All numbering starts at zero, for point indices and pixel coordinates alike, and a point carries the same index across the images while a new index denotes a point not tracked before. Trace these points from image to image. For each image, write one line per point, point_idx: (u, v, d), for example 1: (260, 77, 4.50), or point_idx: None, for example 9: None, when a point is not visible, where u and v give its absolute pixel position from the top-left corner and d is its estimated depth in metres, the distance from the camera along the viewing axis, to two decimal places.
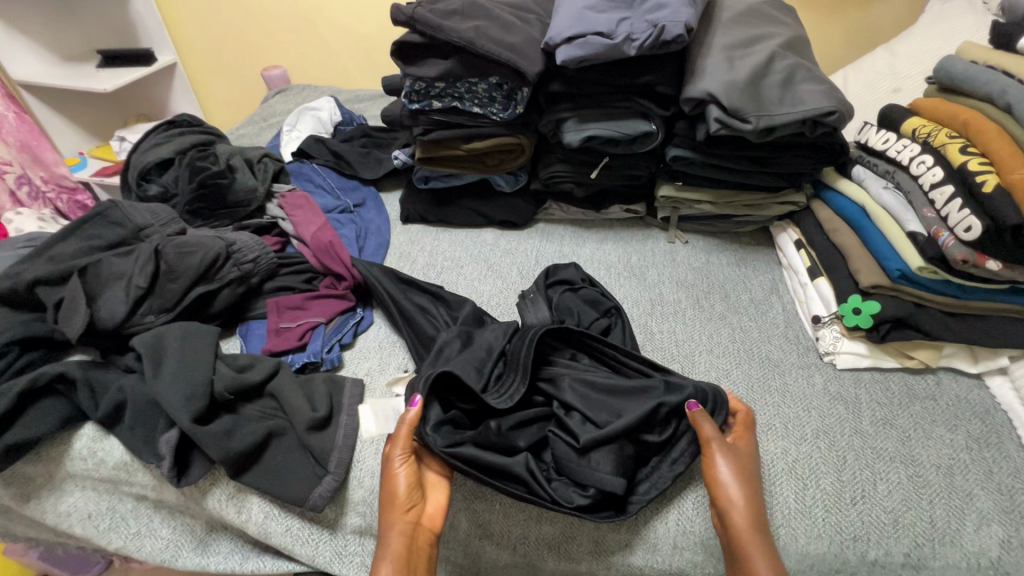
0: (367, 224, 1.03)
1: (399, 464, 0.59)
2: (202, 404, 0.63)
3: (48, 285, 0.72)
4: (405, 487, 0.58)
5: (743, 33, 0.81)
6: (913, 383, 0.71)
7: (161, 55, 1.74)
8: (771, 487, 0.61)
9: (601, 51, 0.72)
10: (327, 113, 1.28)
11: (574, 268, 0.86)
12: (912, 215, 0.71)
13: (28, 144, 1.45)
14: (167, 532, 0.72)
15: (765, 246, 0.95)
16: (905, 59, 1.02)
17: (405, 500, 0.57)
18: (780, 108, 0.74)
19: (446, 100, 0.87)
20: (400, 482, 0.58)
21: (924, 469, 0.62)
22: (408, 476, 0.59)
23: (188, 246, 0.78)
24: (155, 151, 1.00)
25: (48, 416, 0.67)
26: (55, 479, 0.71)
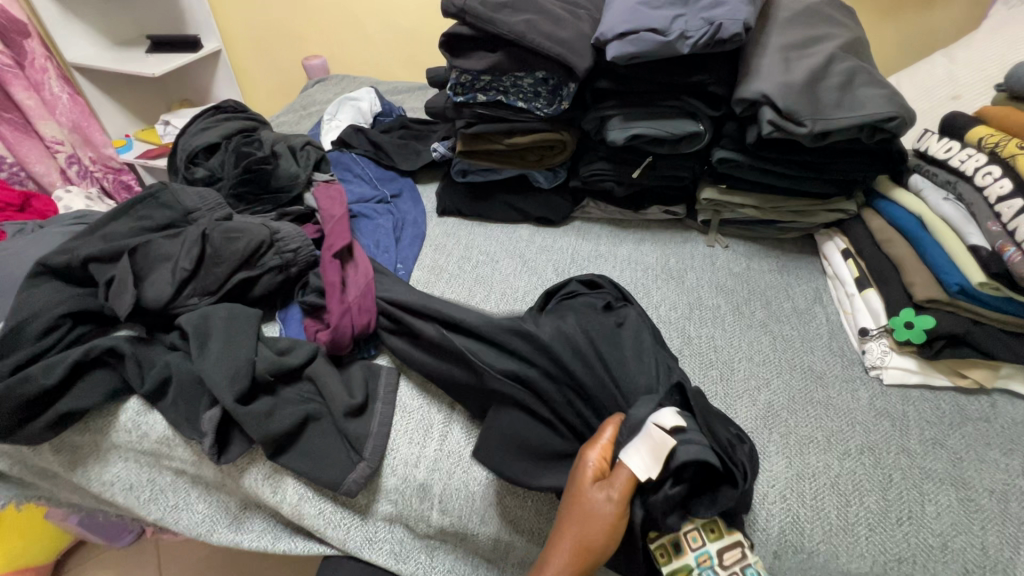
0: (403, 215, 1.03)
1: (609, 501, 0.52)
2: (245, 385, 0.65)
3: (99, 262, 0.75)
4: (605, 530, 0.50)
5: (800, 33, 0.79)
6: (966, 403, 0.68)
7: (207, 41, 1.77)
8: (813, 501, 0.59)
9: (654, 48, 0.71)
10: (367, 103, 1.29)
11: (610, 281, 0.80)
12: (975, 229, 0.69)
13: (80, 125, 1.49)
14: (203, 507, 0.75)
15: (809, 254, 0.92)
16: (966, 65, 0.97)
17: (596, 540, 0.50)
18: (838, 112, 0.71)
19: (491, 93, 0.87)
20: (603, 522, 0.51)
21: (976, 493, 0.59)
22: (608, 519, 0.51)
23: (235, 231, 0.80)
24: (202, 135, 1.02)
25: (97, 387, 0.69)
26: (101, 449, 0.73)
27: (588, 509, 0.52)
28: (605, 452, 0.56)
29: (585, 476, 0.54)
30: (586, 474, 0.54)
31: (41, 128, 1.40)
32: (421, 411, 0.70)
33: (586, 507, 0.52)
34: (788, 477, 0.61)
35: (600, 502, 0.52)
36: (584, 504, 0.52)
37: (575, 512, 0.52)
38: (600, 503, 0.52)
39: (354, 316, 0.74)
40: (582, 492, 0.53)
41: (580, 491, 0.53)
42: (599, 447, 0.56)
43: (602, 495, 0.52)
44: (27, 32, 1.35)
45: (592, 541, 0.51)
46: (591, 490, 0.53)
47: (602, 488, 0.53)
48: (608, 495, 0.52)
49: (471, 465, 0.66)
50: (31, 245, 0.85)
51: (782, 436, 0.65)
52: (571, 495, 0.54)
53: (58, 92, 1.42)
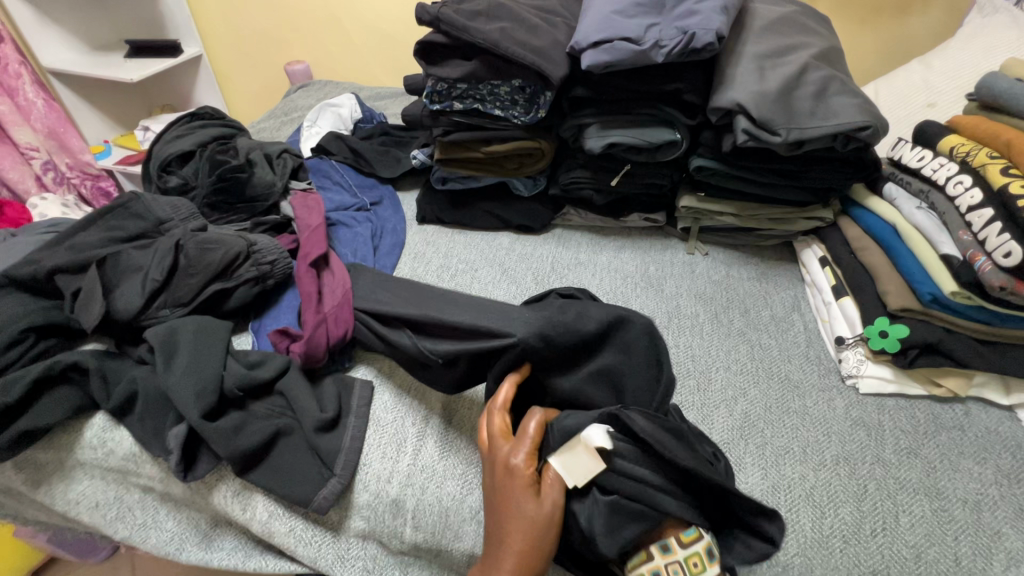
0: (383, 223, 1.02)
1: (546, 505, 0.50)
2: (212, 400, 0.63)
3: (65, 274, 0.73)
4: (545, 536, 0.49)
5: (775, 42, 0.79)
6: (940, 412, 0.68)
7: (188, 46, 1.76)
8: (787, 514, 0.59)
9: (628, 57, 0.71)
10: (348, 110, 1.28)
11: (590, 293, 0.79)
12: (947, 238, 0.69)
13: (55, 130, 1.46)
14: (172, 525, 0.73)
15: (788, 261, 0.92)
16: (940, 73, 0.98)
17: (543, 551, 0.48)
18: (813, 121, 0.71)
19: (467, 102, 0.86)
20: (544, 528, 0.49)
21: (950, 502, 0.59)
22: (548, 524, 0.49)
23: (211, 242, 0.78)
24: (176, 143, 1.00)
25: (60, 404, 0.67)
26: (66, 467, 0.71)
27: (529, 520, 0.49)
28: (532, 453, 0.53)
29: (516, 484, 0.51)
30: (514, 479, 0.51)
31: (14, 134, 1.36)
32: (394, 425, 0.69)
33: (527, 518, 0.49)
34: (763, 489, 0.61)
35: (540, 508, 0.49)
36: (520, 515, 0.49)
37: (518, 528, 0.49)
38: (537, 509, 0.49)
39: (331, 327, 0.73)
40: (521, 501, 0.50)
41: (516, 501, 0.50)
42: (524, 448, 0.53)
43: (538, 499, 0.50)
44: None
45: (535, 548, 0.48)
46: (524, 497, 0.50)
47: (540, 493, 0.50)
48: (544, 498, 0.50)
49: (446, 479, 0.65)
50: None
51: (758, 447, 0.65)
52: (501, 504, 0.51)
53: (32, 98, 1.39)
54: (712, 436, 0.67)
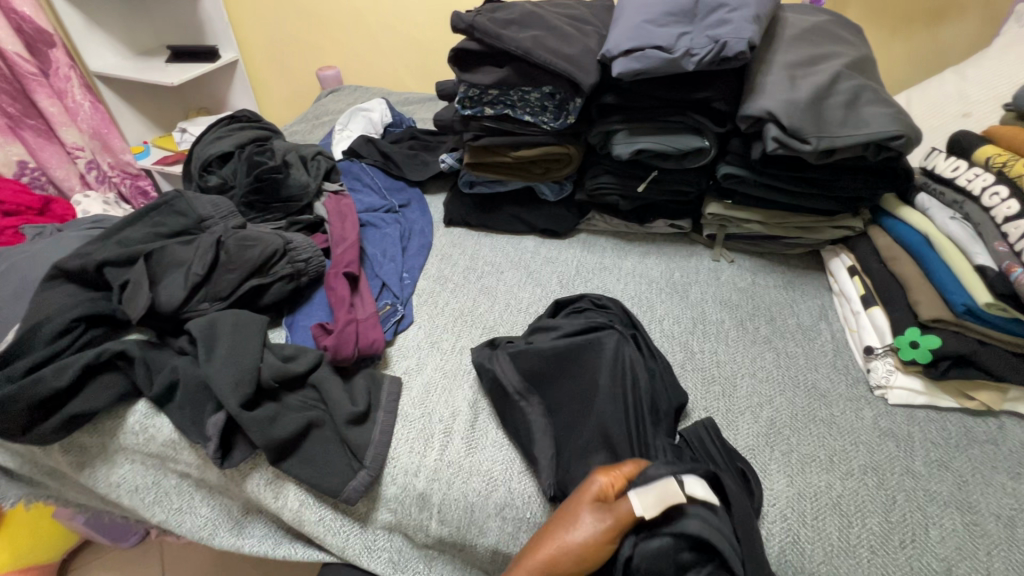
0: (410, 225, 1.04)
1: (598, 525, 0.52)
2: (249, 390, 0.65)
3: (115, 266, 0.76)
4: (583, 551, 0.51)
5: (806, 51, 0.79)
6: (972, 425, 0.67)
7: (225, 51, 1.82)
8: (814, 522, 0.59)
9: (659, 65, 0.72)
10: (378, 114, 1.31)
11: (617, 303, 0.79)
12: (981, 249, 0.68)
13: (99, 131, 1.51)
14: (207, 511, 0.76)
15: (814, 271, 0.92)
16: (976, 82, 0.97)
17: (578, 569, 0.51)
18: (844, 130, 0.71)
19: (498, 107, 0.89)
20: (586, 542, 0.51)
21: (982, 517, 0.58)
22: (591, 549, 0.51)
23: (250, 239, 0.82)
24: (216, 144, 1.05)
25: (106, 390, 0.70)
26: (108, 451, 0.74)
27: (574, 531, 0.52)
28: (618, 481, 0.55)
29: (587, 496, 0.54)
30: (589, 492, 0.54)
31: (62, 134, 1.42)
32: (421, 421, 0.70)
33: (575, 532, 0.52)
34: (788, 496, 0.61)
35: (592, 526, 0.52)
36: (573, 524, 0.53)
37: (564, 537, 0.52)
38: (588, 527, 0.52)
39: (361, 333, 0.77)
40: (580, 517, 0.53)
41: (577, 511, 0.53)
42: (611, 477, 0.55)
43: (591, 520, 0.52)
44: (53, 43, 1.39)
45: (563, 556, 0.51)
46: (582, 507, 0.54)
47: (599, 510, 0.53)
48: (602, 524, 0.52)
49: (470, 474, 0.66)
50: (49, 249, 0.87)
51: (784, 455, 0.65)
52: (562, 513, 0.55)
53: (80, 100, 1.45)
54: (737, 442, 0.67)
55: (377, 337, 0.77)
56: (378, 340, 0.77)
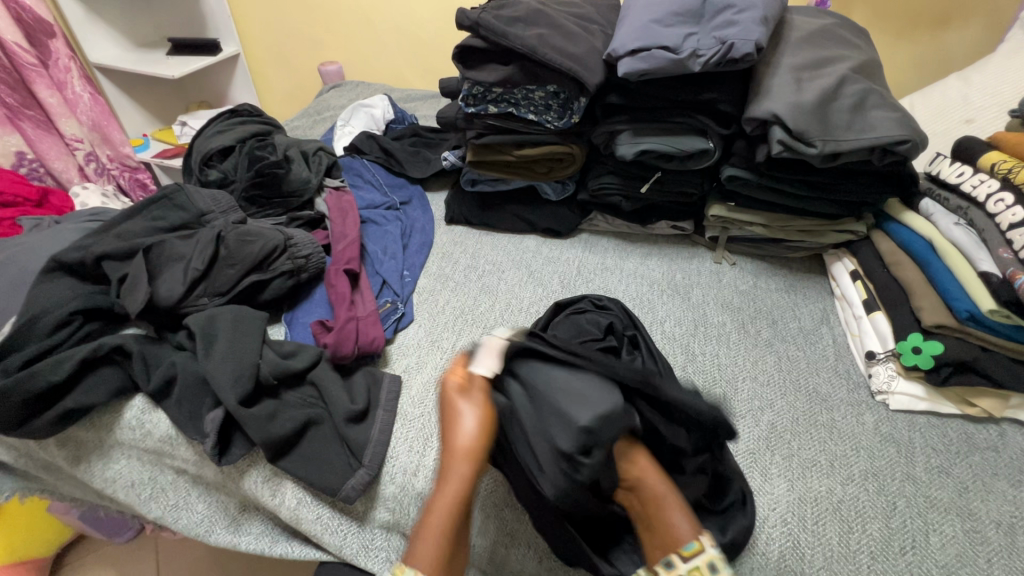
0: (412, 222, 1.04)
1: (470, 404, 0.58)
2: (248, 387, 0.65)
3: (113, 260, 0.76)
4: (479, 427, 0.57)
5: (811, 54, 0.79)
6: (974, 432, 0.67)
7: (226, 45, 1.81)
8: (814, 527, 0.58)
9: (665, 66, 0.71)
10: (380, 110, 1.30)
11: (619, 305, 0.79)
12: (986, 255, 0.69)
13: (98, 124, 1.51)
14: (203, 507, 0.75)
15: (816, 274, 0.92)
16: (980, 88, 0.96)
17: (479, 454, 0.56)
18: (849, 134, 0.71)
19: (502, 105, 0.88)
20: (475, 420, 0.57)
21: (982, 524, 0.58)
22: (482, 420, 0.57)
23: (251, 235, 0.81)
24: (217, 138, 1.04)
25: (104, 384, 0.70)
26: (105, 446, 0.74)
27: (461, 423, 0.57)
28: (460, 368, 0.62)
29: (451, 394, 0.60)
30: (449, 389, 0.60)
31: (61, 126, 1.41)
32: (420, 421, 0.70)
33: (462, 421, 0.57)
34: (789, 500, 0.61)
35: (467, 410, 0.58)
36: (455, 417, 0.58)
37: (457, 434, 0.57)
38: (469, 411, 0.58)
39: (362, 331, 0.77)
40: (460, 409, 0.58)
41: (450, 409, 0.59)
42: (454, 368, 0.62)
43: (467, 404, 0.58)
44: (54, 33, 1.38)
45: (469, 440, 0.56)
46: (455, 400, 0.59)
47: (466, 395, 0.59)
48: (475, 399, 0.59)
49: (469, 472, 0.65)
50: (47, 241, 0.87)
51: (784, 459, 0.65)
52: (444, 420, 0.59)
53: (80, 91, 1.45)
54: (738, 446, 0.66)
55: (376, 339, 0.76)
56: (379, 342, 0.77)
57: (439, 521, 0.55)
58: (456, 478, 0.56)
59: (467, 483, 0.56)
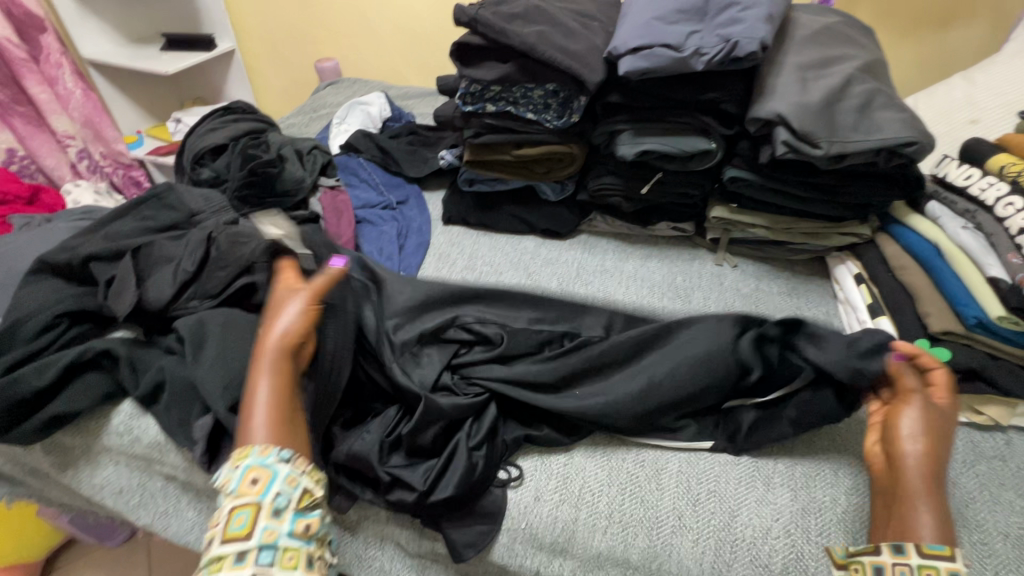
0: (408, 222, 1.02)
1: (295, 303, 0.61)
2: (238, 394, 0.63)
3: (101, 261, 0.75)
4: (296, 321, 0.59)
5: (816, 53, 0.78)
6: (980, 440, 0.66)
7: (222, 41, 1.79)
8: (818, 539, 0.57)
9: (667, 64, 0.70)
10: (377, 108, 1.28)
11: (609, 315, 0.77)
12: (994, 260, 0.68)
13: (91, 120, 1.46)
14: (193, 515, 0.73)
15: (819, 277, 0.90)
16: (985, 88, 0.95)
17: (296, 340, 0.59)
18: (856, 135, 0.70)
19: (500, 104, 0.86)
20: (293, 316, 0.60)
21: (990, 536, 0.57)
22: (301, 318, 0.60)
23: (241, 236, 0.78)
24: (209, 136, 1.02)
25: (91, 389, 0.68)
26: (92, 452, 0.72)
27: (277, 322, 0.59)
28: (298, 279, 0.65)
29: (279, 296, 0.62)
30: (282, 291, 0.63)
31: (53, 122, 1.38)
32: None
33: (283, 316, 0.59)
34: (792, 511, 0.59)
35: (293, 307, 0.60)
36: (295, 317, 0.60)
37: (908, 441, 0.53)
38: (296, 308, 0.60)
39: None
40: (276, 312, 0.60)
41: (278, 310, 0.61)
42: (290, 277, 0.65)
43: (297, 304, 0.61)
44: (44, 28, 1.36)
45: (294, 333, 0.59)
46: (286, 300, 0.61)
47: (295, 296, 0.62)
48: (300, 298, 0.61)
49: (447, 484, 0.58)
50: (34, 241, 0.85)
51: (787, 468, 0.63)
52: (268, 319, 0.61)
53: (71, 87, 1.41)
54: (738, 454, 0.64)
55: None
56: None
57: (262, 415, 0.53)
58: (269, 371, 0.56)
59: (285, 382, 0.56)
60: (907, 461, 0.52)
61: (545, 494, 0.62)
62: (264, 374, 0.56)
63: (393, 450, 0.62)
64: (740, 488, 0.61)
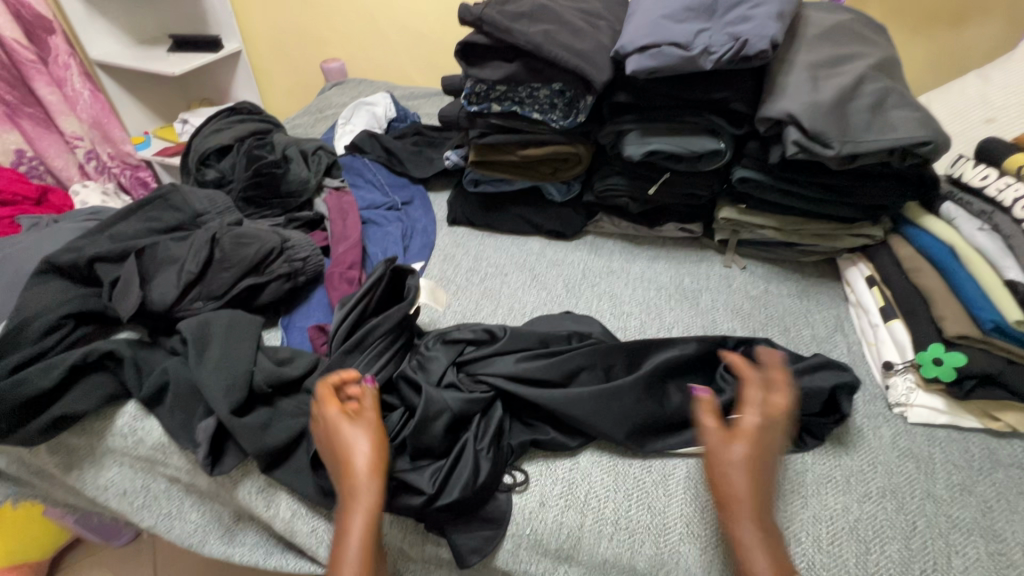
0: (413, 223, 1.01)
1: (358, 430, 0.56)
2: (241, 396, 0.63)
3: (106, 262, 0.74)
4: (376, 450, 0.55)
5: (828, 51, 0.76)
6: (996, 447, 0.64)
7: (229, 42, 1.79)
8: (830, 548, 0.55)
9: (676, 63, 0.69)
10: (382, 109, 1.28)
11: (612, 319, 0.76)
12: (1011, 262, 0.66)
13: (100, 121, 1.47)
14: (197, 517, 0.73)
15: (830, 279, 0.89)
16: (1001, 87, 0.93)
17: (382, 466, 0.55)
18: (869, 135, 0.68)
19: (505, 104, 0.85)
20: (370, 444, 0.55)
21: (1008, 546, 0.55)
22: (375, 446, 0.56)
23: (245, 237, 0.79)
24: (215, 136, 1.02)
25: (95, 391, 0.68)
26: (97, 453, 0.72)
27: (355, 448, 0.55)
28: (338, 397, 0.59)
29: (337, 422, 0.57)
30: (333, 411, 0.57)
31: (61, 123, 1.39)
32: None
33: (358, 448, 0.55)
34: (803, 519, 0.58)
35: (358, 434, 0.56)
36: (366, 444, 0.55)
37: (752, 482, 0.50)
38: (362, 438, 0.56)
39: None
40: (350, 457, 0.54)
41: (342, 439, 0.55)
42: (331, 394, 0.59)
43: (361, 429, 0.56)
44: (53, 29, 1.36)
45: (376, 458, 0.55)
46: (343, 425, 0.56)
47: (356, 422, 0.57)
48: (364, 424, 0.57)
49: (454, 485, 0.57)
50: (40, 242, 0.85)
51: (798, 474, 0.62)
52: (333, 450, 0.56)
53: (79, 88, 1.41)
54: None
55: None
56: None
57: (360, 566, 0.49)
58: (360, 511, 0.52)
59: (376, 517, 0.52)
60: (734, 496, 0.50)
61: (550, 499, 0.61)
62: (353, 516, 0.52)
63: (399, 454, 0.61)
64: None
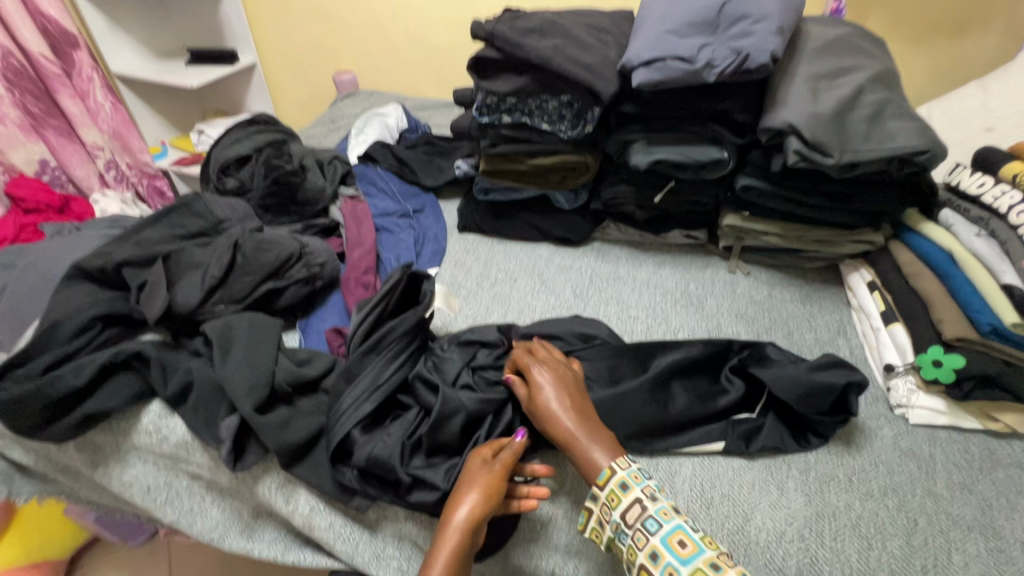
0: (424, 230, 1.04)
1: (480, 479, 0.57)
2: (263, 394, 0.65)
3: (133, 267, 0.77)
4: (480, 508, 0.55)
5: (828, 64, 0.79)
6: (996, 447, 0.66)
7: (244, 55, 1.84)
8: (832, 543, 0.57)
9: (680, 76, 0.72)
10: (394, 119, 1.31)
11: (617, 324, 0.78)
12: (1008, 267, 0.69)
13: (119, 132, 1.54)
14: (217, 513, 0.76)
15: (832, 284, 0.91)
16: (999, 97, 0.95)
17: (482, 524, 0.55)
18: (867, 144, 0.71)
19: (515, 115, 0.88)
20: (478, 500, 0.55)
21: (1007, 543, 0.57)
22: (482, 506, 0.55)
23: (266, 243, 0.82)
24: (234, 146, 1.05)
25: (122, 390, 0.71)
26: (122, 450, 0.75)
27: (463, 498, 0.55)
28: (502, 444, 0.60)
29: (474, 467, 0.58)
30: (475, 459, 0.58)
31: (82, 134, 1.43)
32: None
33: (464, 497, 0.55)
34: (806, 515, 0.60)
35: (478, 489, 0.56)
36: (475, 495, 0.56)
37: (547, 407, 0.60)
38: (475, 494, 0.55)
39: None
40: (459, 499, 0.56)
41: (466, 485, 0.56)
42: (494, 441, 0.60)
43: (477, 480, 0.56)
44: (77, 44, 1.41)
45: (474, 513, 0.55)
46: (471, 473, 0.57)
47: (484, 469, 0.57)
48: (482, 485, 0.56)
49: None
50: (69, 248, 0.88)
51: (801, 472, 0.63)
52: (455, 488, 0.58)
53: (101, 101, 1.48)
54: (752, 459, 0.65)
55: None
56: None
57: None
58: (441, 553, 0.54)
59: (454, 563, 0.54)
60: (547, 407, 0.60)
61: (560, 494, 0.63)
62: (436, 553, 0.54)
63: (415, 451, 0.63)
64: (753, 492, 0.62)
